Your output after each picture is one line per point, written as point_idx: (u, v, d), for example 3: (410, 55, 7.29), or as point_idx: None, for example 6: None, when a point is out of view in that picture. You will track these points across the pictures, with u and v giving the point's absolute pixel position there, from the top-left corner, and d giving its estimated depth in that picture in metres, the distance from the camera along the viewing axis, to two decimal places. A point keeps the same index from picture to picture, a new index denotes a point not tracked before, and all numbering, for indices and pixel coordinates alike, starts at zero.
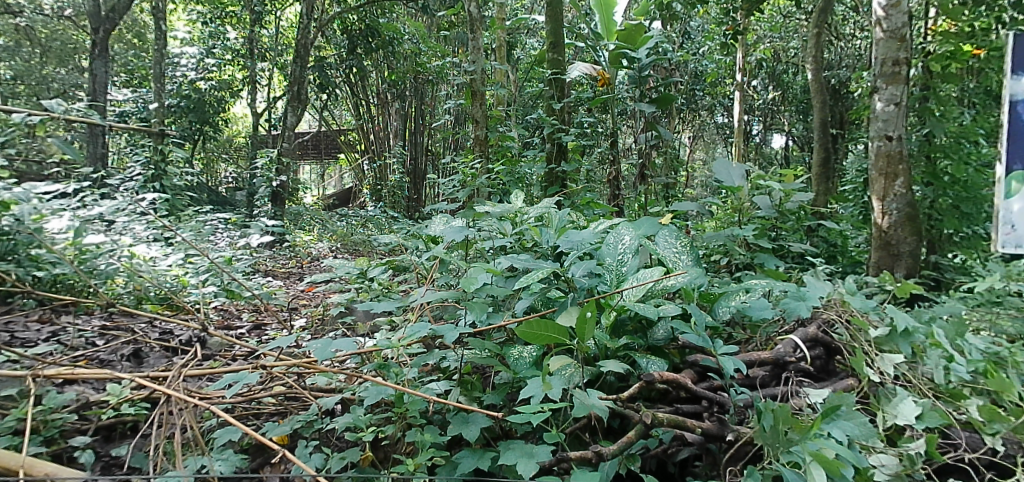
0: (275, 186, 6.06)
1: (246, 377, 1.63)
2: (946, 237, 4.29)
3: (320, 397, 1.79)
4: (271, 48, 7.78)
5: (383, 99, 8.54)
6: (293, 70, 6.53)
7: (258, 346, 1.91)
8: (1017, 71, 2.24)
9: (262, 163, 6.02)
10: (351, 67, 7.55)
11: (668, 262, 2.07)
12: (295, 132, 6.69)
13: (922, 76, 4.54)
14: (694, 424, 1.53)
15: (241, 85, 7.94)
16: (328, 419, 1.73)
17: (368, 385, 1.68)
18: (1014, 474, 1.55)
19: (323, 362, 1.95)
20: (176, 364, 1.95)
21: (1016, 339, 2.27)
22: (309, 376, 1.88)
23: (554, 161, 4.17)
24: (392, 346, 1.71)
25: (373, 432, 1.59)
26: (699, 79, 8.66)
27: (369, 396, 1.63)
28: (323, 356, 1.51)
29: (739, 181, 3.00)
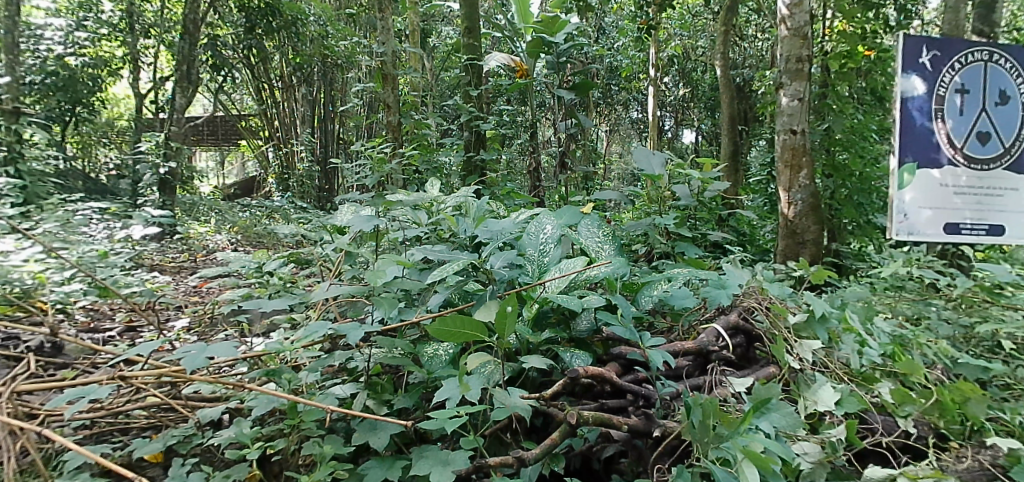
0: (162, 172, 5.55)
1: (95, 392, 1.38)
2: (845, 228, 4.48)
3: (199, 408, 1.58)
4: (157, 25, 7.10)
5: (287, 83, 8.12)
6: (181, 47, 6.06)
7: (121, 352, 1.66)
8: (907, 71, 2.90)
9: (146, 146, 5.54)
10: (250, 47, 7.00)
11: (592, 251, 1.98)
12: (185, 115, 6.13)
13: (821, 74, 4.72)
14: (620, 422, 1.47)
15: (120, 62, 7.24)
16: (209, 433, 1.52)
17: (257, 393, 1.49)
18: (926, 456, 1.60)
19: (204, 369, 1.72)
20: (14, 376, 1.66)
21: (912, 319, 2.40)
22: (185, 385, 1.66)
23: (473, 149, 4.02)
24: (284, 349, 1.52)
25: (262, 447, 1.41)
26: (614, 73, 8.75)
27: (257, 407, 1.44)
28: (194, 366, 1.31)
29: (659, 169, 2.98)
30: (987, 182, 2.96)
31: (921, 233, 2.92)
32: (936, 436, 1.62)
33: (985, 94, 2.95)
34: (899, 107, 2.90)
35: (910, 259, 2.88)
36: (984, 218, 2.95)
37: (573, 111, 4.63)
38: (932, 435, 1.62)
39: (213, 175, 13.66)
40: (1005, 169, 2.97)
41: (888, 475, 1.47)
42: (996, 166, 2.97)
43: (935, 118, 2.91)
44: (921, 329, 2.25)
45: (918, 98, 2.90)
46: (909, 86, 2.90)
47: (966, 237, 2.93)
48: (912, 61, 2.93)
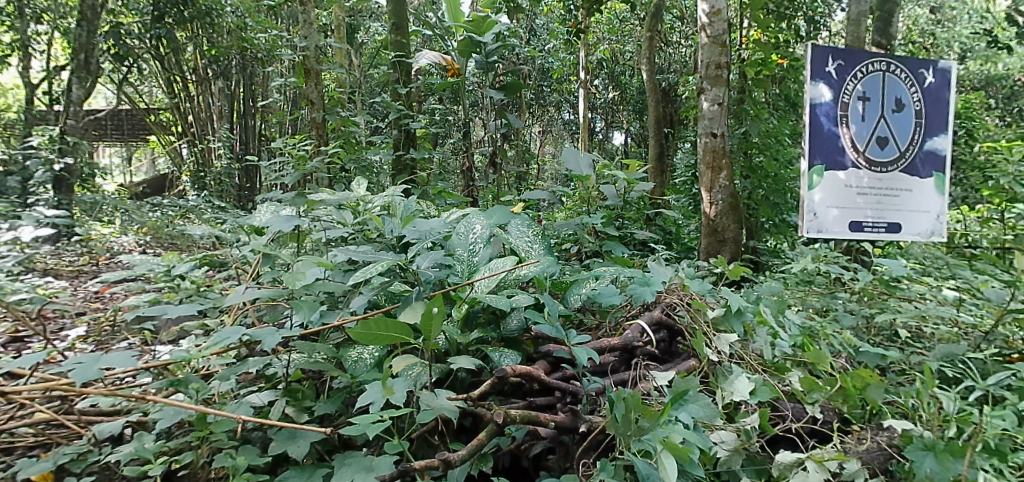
0: (57, 169, 5.13)
1: None
2: (762, 226, 4.69)
3: (97, 423, 1.48)
4: (53, 10, 6.56)
5: (203, 76, 7.73)
6: (78, 35, 5.71)
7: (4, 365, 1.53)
8: (815, 78, 3.07)
9: (38, 141, 5.12)
10: (159, 37, 6.55)
11: (521, 251, 1.99)
12: (83, 107, 5.76)
13: (739, 81, 4.96)
14: (547, 419, 1.48)
15: (9, 49, 6.70)
16: (107, 449, 1.43)
17: (161, 405, 1.40)
18: (831, 440, 1.71)
19: (102, 381, 1.61)
20: None
21: (820, 312, 2.57)
22: (79, 399, 1.55)
23: (402, 148, 3.96)
24: (191, 357, 1.44)
25: (166, 462, 1.33)
26: (546, 74, 8.79)
27: (161, 420, 1.36)
28: (82, 379, 1.22)
29: (587, 170, 3.03)
30: (886, 184, 3.18)
31: (829, 230, 3.10)
32: (839, 420, 1.74)
33: (883, 102, 3.17)
34: (808, 112, 3.07)
35: (819, 255, 3.05)
36: (883, 217, 3.17)
37: (504, 111, 4.63)
38: (836, 420, 1.74)
39: (121, 172, 12.80)
40: (901, 171, 3.20)
41: (796, 459, 1.56)
42: (893, 168, 3.20)
43: (840, 123, 3.11)
44: (828, 321, 2.41)
45: (825, 104, 3.08)
46: (817, 93, 3.07)
47: (868, 234, 3.15)
48: (819, 68, 3.10)
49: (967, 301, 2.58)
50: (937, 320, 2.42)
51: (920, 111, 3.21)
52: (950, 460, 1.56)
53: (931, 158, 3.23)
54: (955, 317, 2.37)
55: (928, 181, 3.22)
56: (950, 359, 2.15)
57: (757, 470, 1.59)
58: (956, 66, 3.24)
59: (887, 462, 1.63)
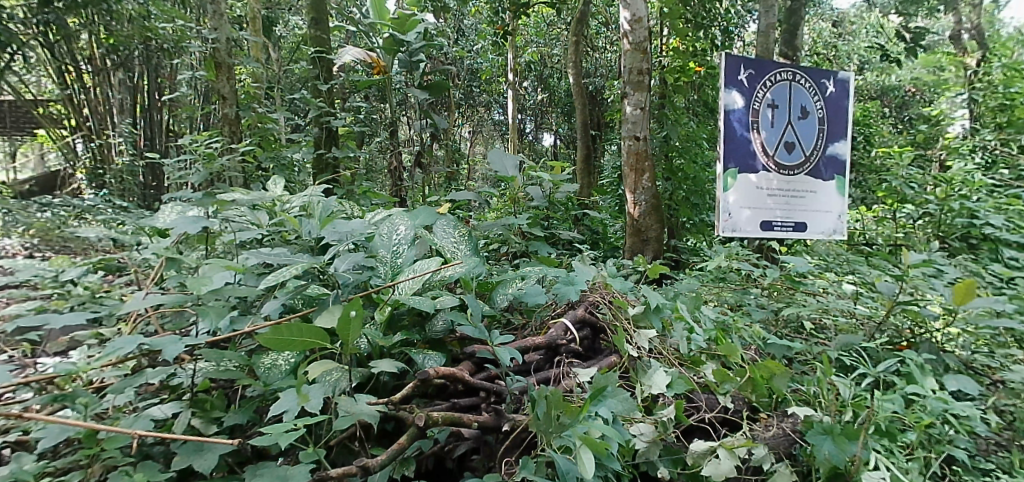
0: None
1: None
2: (683, 225, 4.86)
3: None
4: None
5: (100, 67, 7.17)
6: None
7: None
8: (728, 86, 3.21)
9: None
10: (47, 23, 5.99)
11: (447, 252, 1.97)
12: None
13: (660, 86, 5.13)
14: (470, 419, 1.48)
15: None
16: None
17: (45, 422, 1.29)
18: (740, 428, 1.81)
19: None
20: None
21: (733, 307, 2.72)
22: None
23: (323, 147, 3.83)
24: (80, 370, 1.34)
25: None
26: (474, 75, 8.66)
27: (45, 438, 1.26)
28: None
29: (513, 171, 3.02)
30: (794, 185, 3.37)
31: (743, 230, 3.26)
32: (748, 409, 1.85)
33: (790, 109, 3.36)
34: (722, 118, 3.21)
35: (732, 254, 3.20)
36: (792, 216, 3.35)
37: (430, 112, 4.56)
38: (746, 409, 1.84)
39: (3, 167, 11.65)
40: (807, 174, 3.40)
41: (709, 448, 1.65)
42: (800, 171, 3.39)
43: (752, 129, 3.27)
44: (741, 316, 2.54)
45: (738, 111, 3.23)
46: (730, 100, 3.22)
47: (777, 233, 3.33)
48: (732, 76, 3.25)
49: (862, 295, 2.78)
50: (837, 312, 2.60)
51: (822, 118, 3.43)
52: (846, 443, 1.68)
53: (833, 162, 3.45)
54: (851, 310, 2.55)
55: (830, 183, 3.44)
56: (847, 348, 2.32)
57: (673, 460, 1.68)
58: (853, 78, 3.49)
59: (791, 447, 1.76)
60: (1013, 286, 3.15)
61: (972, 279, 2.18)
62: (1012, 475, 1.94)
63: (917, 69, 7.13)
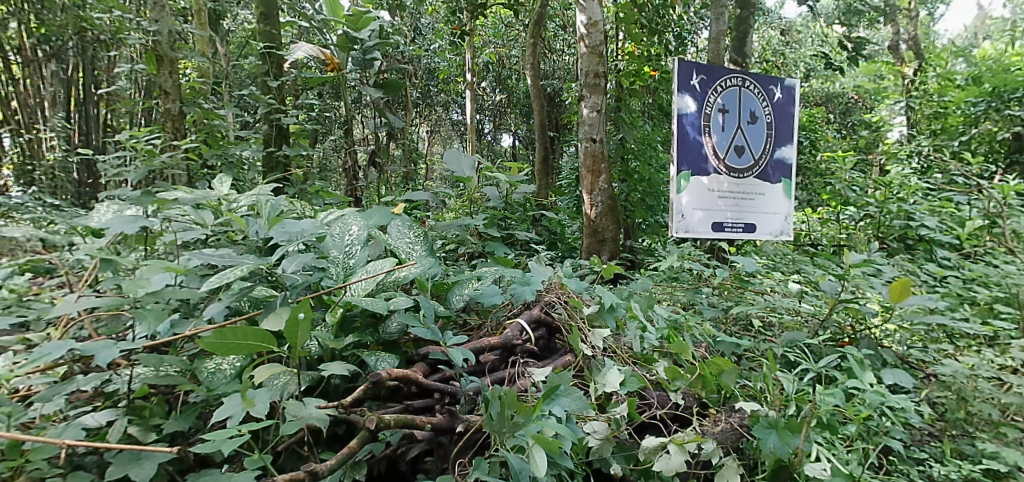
0: None
1: None
2: (638, 226, 4.93)
3: None
4: None
5: (30, 57, 6.76)
6: None
7: None
8: (681, 90, 3.27)
9: None
10: None
11: (401, 253, 1.95)
12: None
13: (616, 89, 5.19)
14: (424, 421, 1.47)
15: None
16: None
17: None
18: (690, 423, 1.86)
19: None
20: None
21: (686, 305, 2.77)
22: None
23: (273, 145, 3.73)
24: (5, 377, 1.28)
25: None
26: (432, 74, 8.53)
27: None
28: None
29: (470, 171, 3.01)
30: (744, 188, 3.46)
31: (695, 231, 3.32)
32: (698, 405, 1.89)
33: (740, 114, 3.46)
34: (675, 122, 3.28)
35: (685, 254, 3.27)
36: (741, 218, 3.44)
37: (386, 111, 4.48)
38: (696, 405, 1.89)
39: None
40: (756, 177, 3.50)
41: (660, 443, 1.68)
42: (750, 174, 3.49)
43: (703, 133, 3.35)
44: (693, 314, 2.60)
45: (690, 115, 3.30)
46: (683, 104, 3.29)
47: (728, 234, 3.41)
48: (685, 81, 3.32)
49: (807, 293, 2.88)
50: (783, 310, 2.68)
51: (770, 124, 3.54)
52: (789, 436, 1.74)
53: (781, 166, 3.56)
54: (796, 308, 2.64)
55: (778, 186, 3.55)
56: (792, 344, 2.40)
57: (626, 456, 1.71)
58: (799, 85, 3.61)
59: (738, 441, 1.80)
60: (945, 284, 3.32)
61: (907, 277, 2.28)
62: (943, 464, 2.11)
63: (859, 77, 7.42)
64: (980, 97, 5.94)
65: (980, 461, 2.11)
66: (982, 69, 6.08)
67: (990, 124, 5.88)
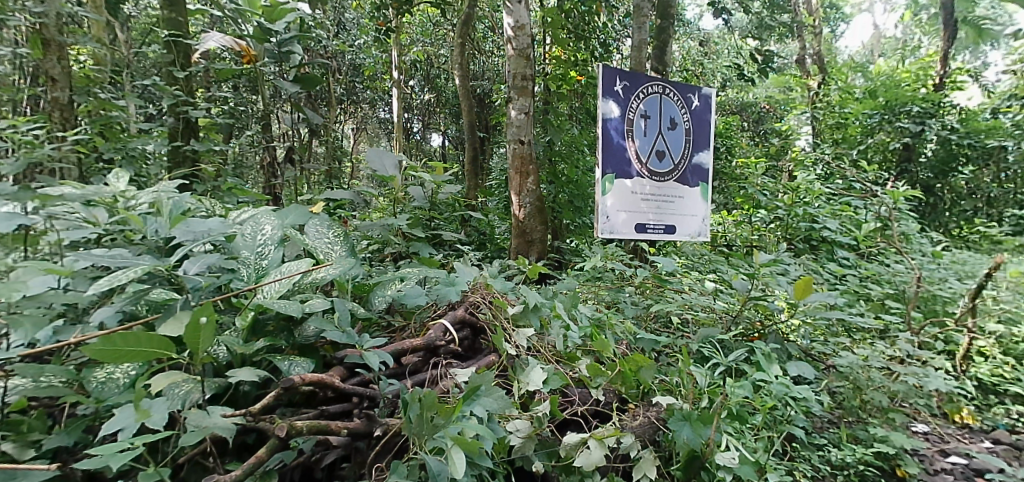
0: None
1: None
2: (565, 227, 4.99)
3: None
4: None
5: None
6: None
7: None
8: (605, 95, 3.35)
9: None
10: None
11: (319, 253, 1.88)
12: None
13: (544, 93, 5.22)
14: (339, 426, 1.42)
15: None
16: None
17: None
18: (610, 419, 1.92)
19: None
20: None
21: (610, 305, 2.83)
22: None
23: (180, 139, 3.50)
24: None
25: None
26: (358, 71, 8.19)
27: None
28: None
29: (393, 170, 2.94)
30: (665, 191, 3.58)
31: (619, 232, 3.41)
32: (618, 401, 1.95)
33: (661, 120, 3.57)
34: (600, 126, 3.35)
35: (609, 254, 3.34)
36: (663, 219, 3.55)
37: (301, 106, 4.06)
38: (616, 401, 1.94)
39: None
40: (676, 181, 3.62)
41: (581, 439, 1.71)
42: (670, 178, 3.61)
43: (627, 137, 3.43)
44: (616, 313, 2.66)
45: (614, 120, 3.39)
46: (607, 109, 3.36)
47: (650, 236, 3.51)
48: (609, 87, 3.39)
49: (722, 292, 3.01)
50: (698, 308, 2.78)
51: (689, 130, 3.67)
52: (702, 427, 1.82)
53: (698, 171, 3.71)
54: (711, 305, 2.75)
55: (695, 189, 3.69)
56: (707, 340, 2.51)
57: (547, 453, 1.72)
58: (715, 94, 3.77)
59: (655, 433, 1.87)
60: (844, 282, 3.56)
61: (809, 276, 2.41)
62: (839, 447, 2.34)
63: (770, 88, 7.84)
64: (875, 110, 6.46)
65: (871, 444, 2.34)
66: (877, 84, 6.58)
67: (884, 135, 6.41)
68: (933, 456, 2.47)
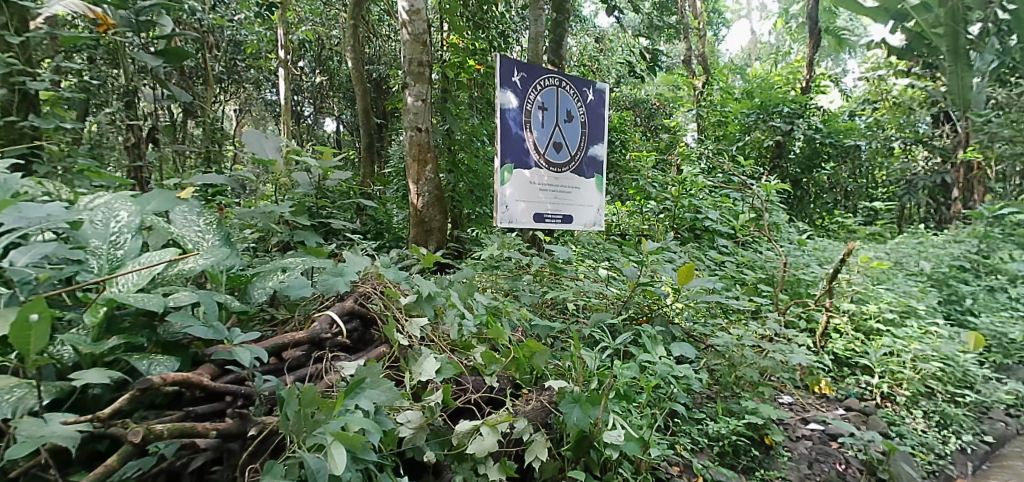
0: None
1: None
2: (465, 216, 4.91)
3: None
4: None
5: None
6: None
7: None
8: (503, 86, 3.35)
9: None
10: None
11: (187, 243, 1.72)
12: None
13: (441, 80, 5.12)
14: (207, 428, 1.32)
15: None
16: None
17: None
18: (503, 405, 1.93)
19: None
20: None
21: (508, 292, 2.83)
22: None
23: (17, 114, 3.04)
24: None
25: None
26: (239, 48, 7.57)
27: None
28: None
29: (273, 153, 2.77)
30: (562, 181, 3.63)
31: (518, 221, 3.42)
32: (511, 387, 1.96)
33: (558, 112, 3.62)
34: (498, 116, 3.35)
35: (507, 243, 3.36)
36: (560, 209, 3.61)
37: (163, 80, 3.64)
38: (509, 387, 1.96)
39: None
40: (572, 172, 3.69)
41: (473, 427, 1.70)
42: (567, 169, 3.67)
43: (525, 128, 3.45)
44: (512, 301, 2.67)
45: (512, 110, 3.40)
46: (505, 99, 3.37)
47: (548, 225, 3.56)
48: (507, 77, 3.40)
49: (614, 279, 3.11)
50: (591, 294, 2.86)
51: (584, 123, 3.75)
52: (591, 408, 1.87)
53: (593, 163, 3.80)
54: (603, 292, 2.83)
55: (591, 181, 3.77)
56: (599, 325, 2.58)
57: (440, 442, 1.71)
58: (609, 89, 3.88)
59: (546, 417, 1.90)
60: (723, 268, 3.80)
61: (692, 263, 2.54)
62: (715, 421, 2.51)
63: (660, 85, 8.17)
64: (751, 110, 6.94)
65: (743, 416, 2.53)
66: (753, 86, 7.14)
67: (759, 133, 6.92)
68: (796, 424, 2.70)
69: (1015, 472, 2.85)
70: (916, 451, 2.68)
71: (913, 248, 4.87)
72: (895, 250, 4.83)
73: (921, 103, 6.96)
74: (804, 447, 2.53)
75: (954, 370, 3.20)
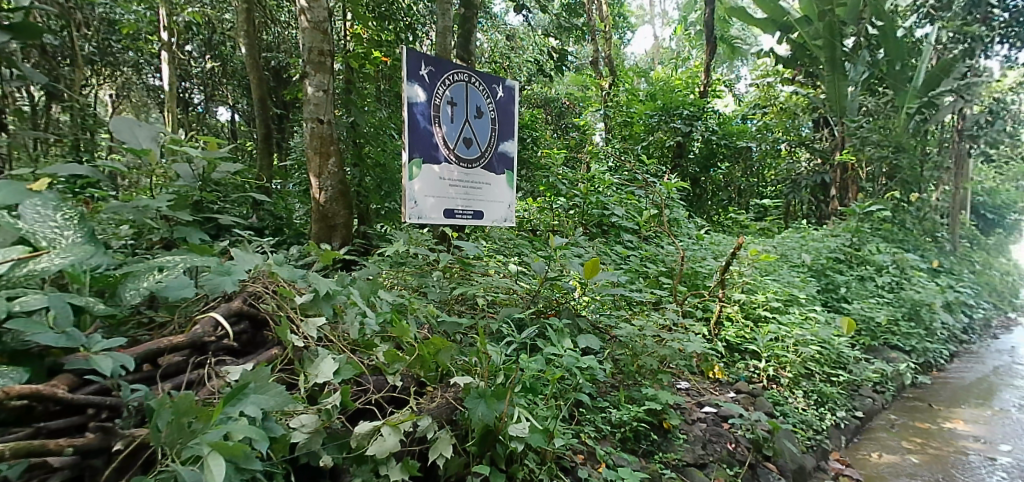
0: None
1: None
2: (373, 211, 4.76)
3: None
4: None
5: None
6: None
7: None
8: (410, 79, 3.28)
9: None
10: None
11: (40, 240, 1.55)
12: None
13: (344, 71, 4.92)
14: (60, 444, 1.20)
15: None
16: None
17: None
18: (406, 403, 1.88)
19: None
20: None
21: (416, 289, 2.76)
22: None
23: None
24: None
25: None
26: (114, 28, 6.90)
27: None
28: None
29: (147, 143, 2.55)
30: (472, 177, 3.60)
31: (427, 216, 3.36)
32: (415, 385, 1.92)
33: (467, 108, 3.59)
34: (405, 109, 3.28)
35: (414, 239, 3.28)
36: (470, 205, 3.58)
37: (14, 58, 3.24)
38: (413, 385, 1.91)
39: None
40: (483, 168, 3.66)
41: (373, 428, 1.65)
42: (478, 165, 3.64)
43: (433, 123, 3.40)
44: (418, 298, 2.60)
45: (419, 104, 3.34)
46: (412, 93, 3.30)
47: (457, 221, 3.52)
48: (415, 71, 3.33)
49: (523, 273, 3.12)
50: (500, 289, 2.85)
51: (494, 119, 3.73)
52: (496, 402, 1.86)
53: (504, 159, 3.79)
54: (512, 287, 2.83)
55: (501, 177, 3.76)
56: (507, 320, 2.57)
57: (338, 445, 1.64)
58: (518, 86, 3.87)
59: (451, 413, 1.87)
60: (627, 262, 3.90)
61: (598, 257, 2.59)
62: (618, 408, 2.58)
63: (569, 83, 8.25)
64: (654, 111, 7.20)
65: (643, 403, 2.62)
66: (655, 89, 7.38)
67: (661, 134, 7.22)
68: (692, 408, 2.83)
69: (881, 443, 3.15)
70: (797, 428, 2.88)
71: (797, 241, 5.21)
72: (782, 243, 5.16)
73: (804, 109, 7.52)
74: (698, 430, 2.65)
75: (828, 353, 3.47)
